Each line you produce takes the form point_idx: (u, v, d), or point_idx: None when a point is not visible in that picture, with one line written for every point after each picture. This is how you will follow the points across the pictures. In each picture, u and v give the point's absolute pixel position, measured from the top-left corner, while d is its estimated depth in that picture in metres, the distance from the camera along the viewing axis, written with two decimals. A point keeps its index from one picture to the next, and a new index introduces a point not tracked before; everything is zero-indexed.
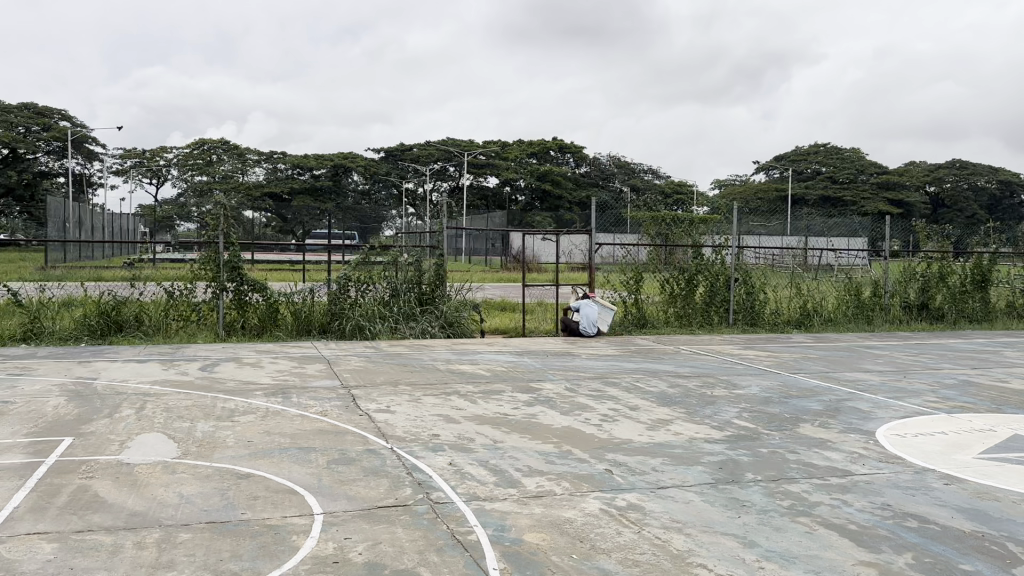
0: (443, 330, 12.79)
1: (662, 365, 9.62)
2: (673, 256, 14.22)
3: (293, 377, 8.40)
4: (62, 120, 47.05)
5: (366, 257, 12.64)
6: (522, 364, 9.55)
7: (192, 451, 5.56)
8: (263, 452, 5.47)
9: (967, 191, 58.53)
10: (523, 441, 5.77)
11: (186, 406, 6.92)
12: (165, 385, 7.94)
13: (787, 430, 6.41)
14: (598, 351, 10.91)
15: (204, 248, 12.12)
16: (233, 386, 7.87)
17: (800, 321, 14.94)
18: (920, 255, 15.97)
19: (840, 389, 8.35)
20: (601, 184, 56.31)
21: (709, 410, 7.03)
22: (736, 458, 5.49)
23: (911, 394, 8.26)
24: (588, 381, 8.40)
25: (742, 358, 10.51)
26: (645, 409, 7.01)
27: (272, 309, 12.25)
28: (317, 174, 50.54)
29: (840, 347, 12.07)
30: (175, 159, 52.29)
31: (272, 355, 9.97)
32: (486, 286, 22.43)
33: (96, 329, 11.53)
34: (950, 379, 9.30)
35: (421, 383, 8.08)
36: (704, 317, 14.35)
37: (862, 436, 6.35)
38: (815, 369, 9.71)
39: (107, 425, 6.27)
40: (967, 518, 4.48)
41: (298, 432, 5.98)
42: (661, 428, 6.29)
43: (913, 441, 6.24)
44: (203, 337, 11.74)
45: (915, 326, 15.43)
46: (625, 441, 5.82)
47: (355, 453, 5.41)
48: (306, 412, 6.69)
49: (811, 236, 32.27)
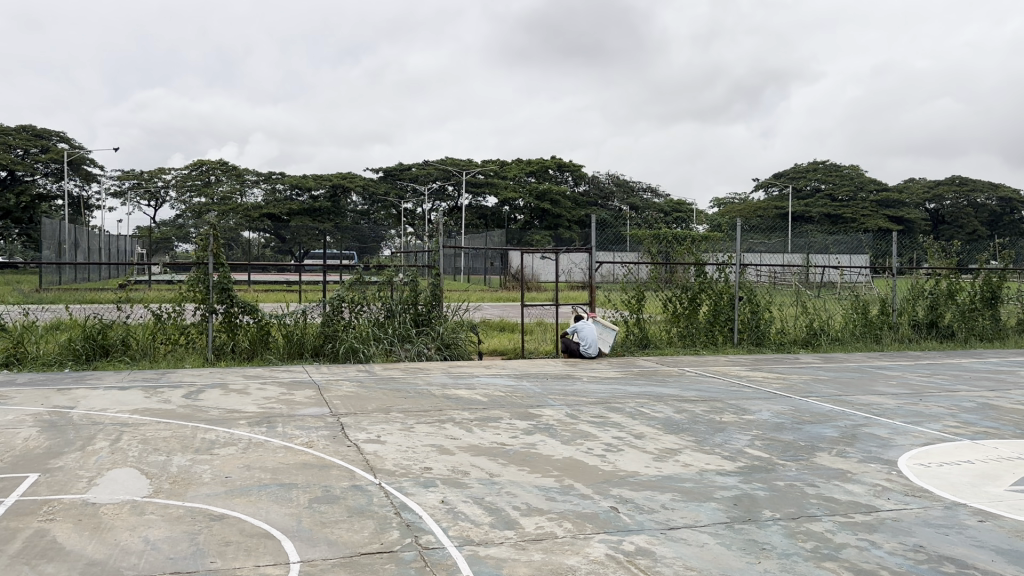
0: (440, 352, 12.40)
1: (667, 389, 9.19)
2: (675, 275, 13.84)
3: (280, 404, 7.97)
4: (60, 142, 46.81)
5: (361, 277, 12.28)
6: (522, 388, 9.14)
7: (164, 488, 5.15)
8: (241, 490, 5.07)
9: (967, 207, 58.32)
10: (521, 475, 5.36)
11: (165, 438, 6.50)
12: (144, 414, 7.52)
13: (803, 460, 6.00)
14: (600, 374, 10.51)
15: (194, 269, 11.75)
16: (217, 415, 7.46)
17: (807, 341, 14.59)
18: (928, 272, 15.60)
19: (855, 414, 7.94)
20: (601, 204, 56.04)
21: (719, 438, 6.62)
22: (751, 493, 5.09)
23: (930, 419, 7.84)
24: (589, 407, 7.99)
25: (750, 380, 10.10)
26: (651, 437, 6.60)
27: (263, 331, 11.85)
28: (315, 194, 50.29)
29: (850, 368, 11.68)
30: (173, 180, 52.07)
31: (260, 381, 9.56)
32: (484, 306, 22.07)
33: (82, 353, 11.14)
34: (968, 402, 8.89)
35: (414, 410, 7.66)
36: (708, 337, 13.97)
37: (883, 466, 5.95)
38: (827, 392, 9.29)
39: (77, 459, 5.86)
40: (1009, 561, 4.07)
41: (280, 467, 5.58)
42: (668, 458, 5.89)
43: (937, 472, 5.84)
44: (191, 361, 11.35)
45: (924, 345, 15.04)
46: (630, 474, 5.42)
47: (340, 490, 5.01)
48: (290, 443, 6.29)
49: (813, 254, 31.97)
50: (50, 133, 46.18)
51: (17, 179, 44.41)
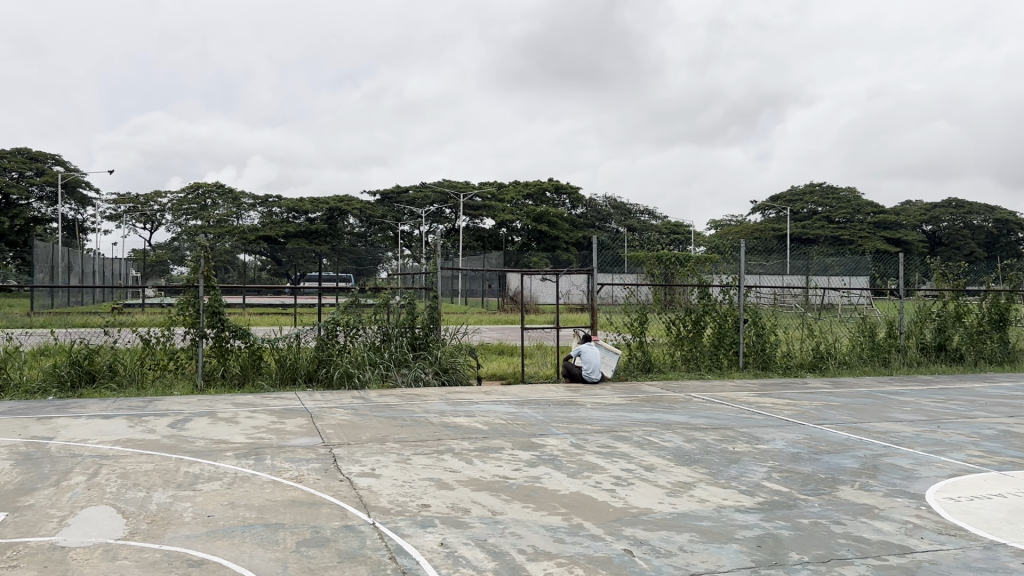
0: (437, 377, 12.00)
1: (674, 416, 8.81)
2: (678, 296, 13.51)
3: (270, 434, 7.59)
4: (55, 164, 46.54)
5: (355, 300, 11.92)
6: (523, 416, 8.76)
7: (141, 529, 4.76)
8: (224, 531, 4.69)
9: (964, 229, 58.24)
10: (526, 513, 4.99)
11: (146, 472, 6.12)
12: (126, 446, 7.13)
13: (826, 495, 5.63)
14: (604, 400, 10.12)
15: (184, 292, 11.38)
16: (203, 446, 7.08)
17: (813, 365, 14.25)
18: (936, 293, 15.25)
19: (874, 443, 7.56)
20: (598, 225, 55.85)
21: (733, 470, 6.26)
22: (774, 533, 4.72)
23: (952, 448, 7.46)
24: (595, 436, 7.61)
25: (760, 406, 9.72)
26: (663, 469, 6.23)
27: (255, 355, 11.50)
28: (312, 217, 50.05)
29: (861, 393, 11.30)
30: (170, 203, 51.91)
31: (250, 409, 9.16)
32: (483, 329, 21.74)
33: (66, 380, 10.73)
34: (989, 429, 8.52)
35: (411, 440, 7.28)
36: (713, 361, 13.63)
37: (910, 501, 5.58)
38: (841, 419, 8.91)
39: (49, 496, 5.47)
40: None
41: (267, 504, 5.19)
42: (682, 493, 5.51)
43: (970, 507, 5.47)
44: (180, 388, 10.94)
45: (934, 368, 14.68)
46: (643, 512, 5.05)
47: (330, 532, 4.63)
48: (279, 477, 5.91)
49: (813, 276, 31.72)
50: (45, 156, 45.90)
51: (12, 203, 44.11)
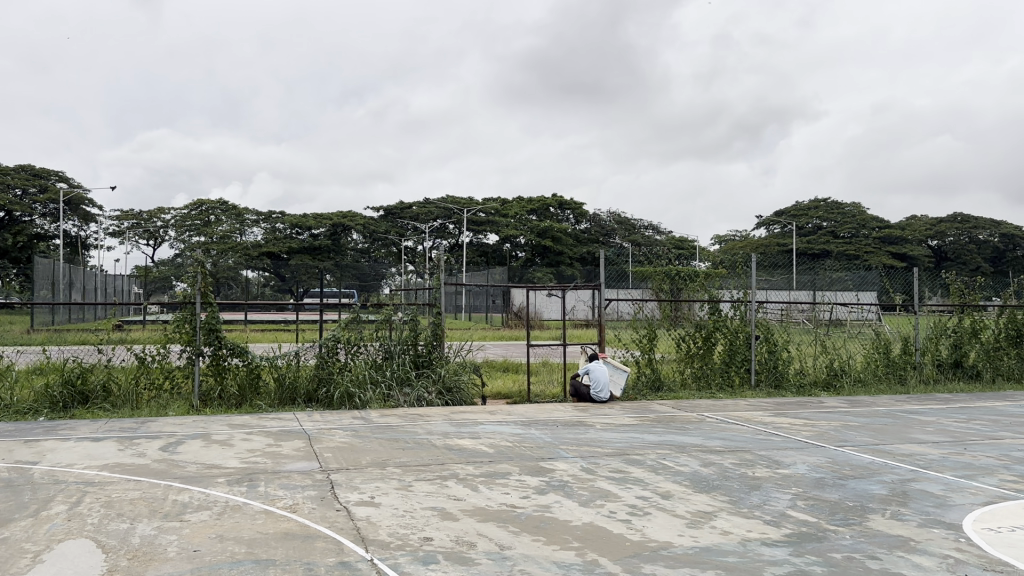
0: (441, 396, 11.62)
1: (689, 438, 8.43)
2: (689, 312, 13.13)
3: (264, 458, 7.23)
4: (59, 181, 46.47)
5: (356, 316, 11.55)
6: (530, 437, 8.39)
7: (120, 566, 4.39)
8: (209, 568, 4.33)
9: (969, 244, 57.83)
10: (536, 547, 4.63)
11: (131, 501, 5.76)
12: (114, 471, 6.78)
13: (857, 525, 5.26)
14: (614, 420, 9.74)
15: (180, 309, 10.96)
16: (193, 472, 6.72)
17: (827, 383, 13.92)
18: (953, 309, 14.83)
19: (901, 467, 7.17)
20: (602, 241, 54.74)
21: (756, 498, 5.89)
22: (806, 570, 4.35)
23: (984, 473, 7.07)
24: (606, 460, 7.24)
25: (776, 427, 9.32)
26: (680, 497, 5.86)
27: (253, 375, 11.13)
28: (315, 233, 49.87)
29: (879, 412, 10.89)
30: (174, 220, 51.82)
31: (247, 430, 8.80)
32: (486, 345, 21.46)
33: (59, 401, 10.39)
34: (1018, 451, 8.13)
35: (413, 465, 6.92)
36: (724, 379, 13.28)
37: (947, 532, 5.21)
38: (863, 441, 8.51)
39: (26, 528, 5.11)
40: None
41: (258, 538, 4.83)
42: (703, 525, 5.15)
43: (1011, 539, 5.09)
44: (175, 408, 10.57)
45: (951, 386, 14.29)
46: (662, 546, 4.69)
47: (325, 569, 4.27)
48: (272, 506, 5.56)
49: (819, 290, 31.36)
50: (49, 173, 45.90)
51: (15, 220, 44.02)
